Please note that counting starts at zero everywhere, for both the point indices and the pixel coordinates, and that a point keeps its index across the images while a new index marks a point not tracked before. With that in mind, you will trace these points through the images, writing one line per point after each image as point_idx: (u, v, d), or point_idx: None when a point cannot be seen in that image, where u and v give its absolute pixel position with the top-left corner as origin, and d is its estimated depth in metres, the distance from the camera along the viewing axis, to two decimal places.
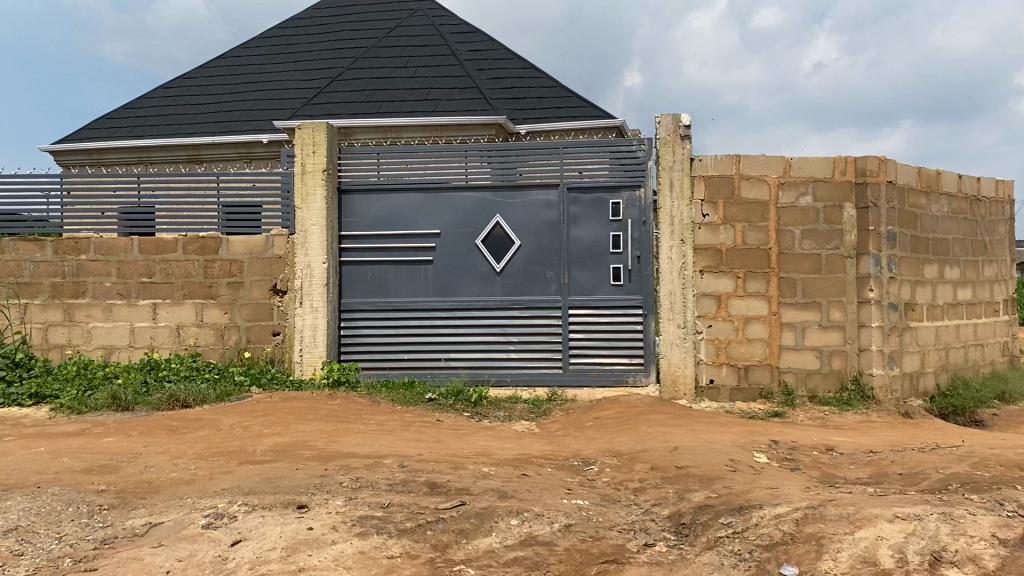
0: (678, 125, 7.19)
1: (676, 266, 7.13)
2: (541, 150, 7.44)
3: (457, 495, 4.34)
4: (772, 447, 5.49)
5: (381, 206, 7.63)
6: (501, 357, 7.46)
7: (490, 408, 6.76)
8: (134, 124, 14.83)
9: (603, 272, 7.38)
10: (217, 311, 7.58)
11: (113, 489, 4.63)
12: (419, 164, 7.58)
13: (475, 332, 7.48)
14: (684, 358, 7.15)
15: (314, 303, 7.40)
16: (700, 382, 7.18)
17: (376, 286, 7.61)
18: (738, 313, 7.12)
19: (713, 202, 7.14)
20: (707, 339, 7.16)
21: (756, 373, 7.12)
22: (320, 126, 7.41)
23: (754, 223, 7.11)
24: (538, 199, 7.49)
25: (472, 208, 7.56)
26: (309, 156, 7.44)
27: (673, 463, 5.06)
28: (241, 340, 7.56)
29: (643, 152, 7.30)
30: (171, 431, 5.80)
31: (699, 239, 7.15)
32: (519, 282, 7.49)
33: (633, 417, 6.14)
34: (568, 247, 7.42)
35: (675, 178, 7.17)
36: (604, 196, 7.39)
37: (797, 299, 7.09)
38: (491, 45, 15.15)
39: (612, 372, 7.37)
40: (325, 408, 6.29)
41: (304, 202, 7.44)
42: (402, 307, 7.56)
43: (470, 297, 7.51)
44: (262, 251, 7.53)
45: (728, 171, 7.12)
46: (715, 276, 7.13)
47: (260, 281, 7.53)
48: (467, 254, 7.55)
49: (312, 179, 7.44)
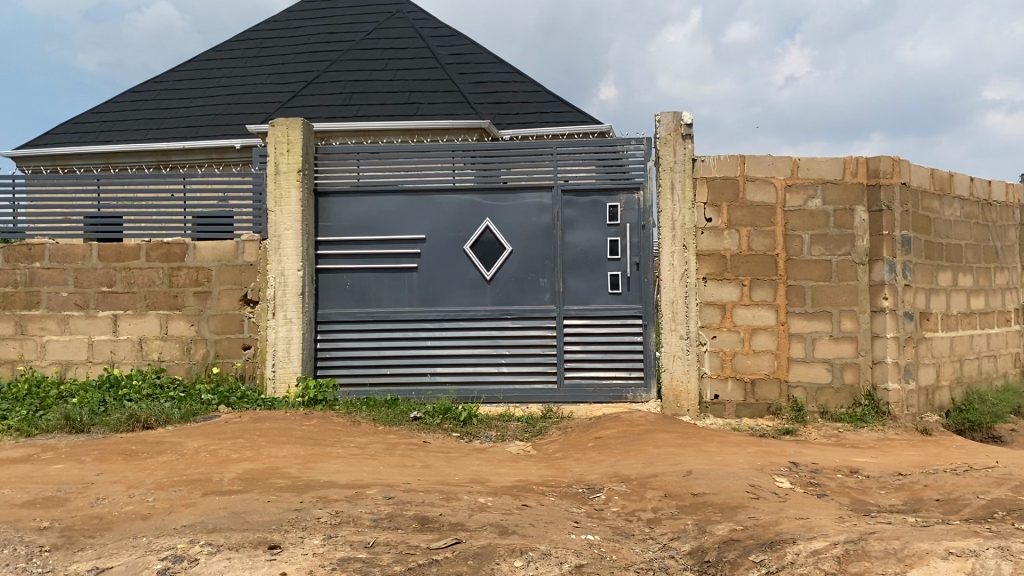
0: (679, 124, 6.71)
1: (678, 273, 6.68)
2: (533, 149, 6.98)
3: (452, 531, 3.83)
4: (793, 469, 5.02)
5: (362, 210, 7.11)
6: (491, 372, 6.93)
7: (481, 428, 6.24)
8: (99, 129, 14.21)
9: (600, 280, 6.90)
10: (183, 322, 7.00)
11: (58, 526, 4.05)
12: (402, 164, 7.08)
13: (463, 345, 6.96)
14: (687, 371, 6.67)
15: (289, 315, 6.83)
16: (704, 397, 6.70)
17: (355, 296, 7.08)
18: (745, 323, 6.66)
19: (717, 206, 6.70)
20: (712, 351, 6.68)
21: (764, 388, 6.66)
22: (295, 122, 6.88)
23: (760, 228, 6.68)
24: (530, 202, 7.01)
25: (460, 212, 7.06)
26: (284, 156, 6.90)
27: (688, 490, 4.58)
28: (209, 355, 6.98)
29: (643, 153, 6.85)
30: (129, 457, 5.22)
31: (701, 244, 6.71)
32: (510, 291, 7.00)
33: (638, 437, 5.65)
34: (562, 253, 6.95)
35: (676, 179, 6.71)
36: (601, 199, 6.93)
37: (807, 308, 6.64)
38: (473, 49, 14.69)
39: (610, 387, 6.86)
40: (301, 429, 5.75)
41: (277, 204, 6.89)
42: (384, 318, 7.02)
43: (457, 307, 7.00)
44: (232, 258, 6.98)
45: (732, 172, 6.69)
46: (719, 284, 6.68)
47: (230, 290, 6.98)
48: (454, 262, 7.04)
49: (286, 180, 6.89)
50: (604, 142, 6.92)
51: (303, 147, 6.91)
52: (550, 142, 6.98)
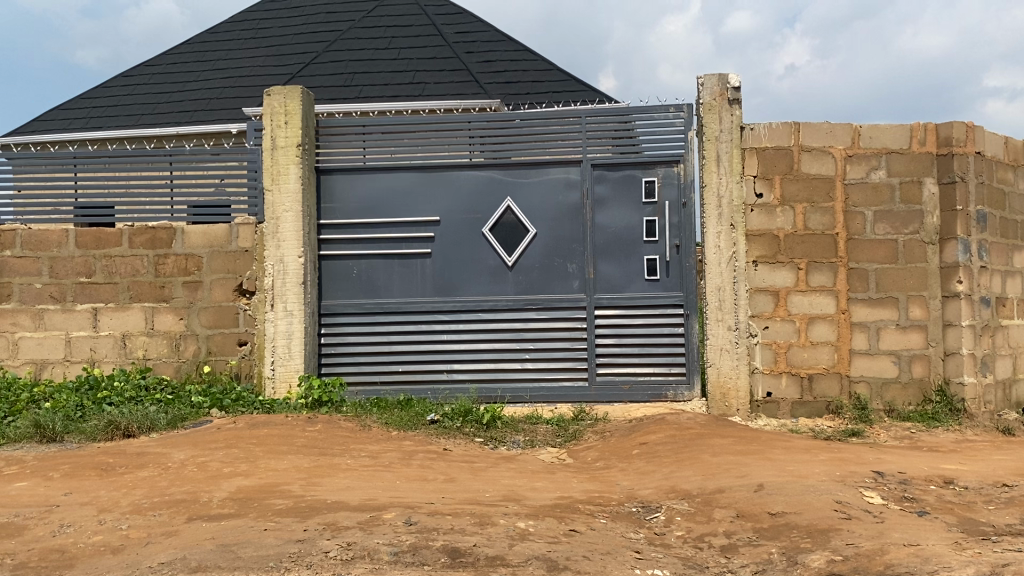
0: (725, 87, 5.99)
1: (725, 256, 5.95)
2: (560, 119, 6.26)
3: (491, 568, 3.09)
4: (879, 481, 4.27)
5: (370, 189, 6.38)
6: (515, 369, 6.19)
7: (507, 431, 5.49)
8: (89, 115, 13.47)
9: (636, 265, 6.16)
10: (171, 316, 6.24)
11: (10, 563, 3.33)
12: (414, 137, 6.34)
13: (484, 339, 6.23)
14: (737, 367, 5.91)
15: (289, 306, 6.06)
16: (756, 396, 5.96)
17: (363, 285, 6.35)
18: (801, 311, 5.95)
19: (768, 179, 5.99)
20: (763, 343, 5.96)
21: (822, 384, 5.94)
22: (294, 91, 6.15)
23: (816, 204, 5.97)
24: (556, 178, 6.27)
25: (479, 190, 6.32)
26: (281, 128, 6.15)
27: (764, 509, 3.84)
28: (201, 352, 6.21)
29: (685, 120, 6.18)
30: (104, 472, 4.49)
31: (751, 223, 5.98)
32: (535, 278, 6.26)
33: (690, 442, 4.93)
34: (592, 235, 6.20)
35: (722, 150, 5.98)
36: (636, 173, 6.19)
37: (870, 295, 5.93)
38: (481, 26, 13.87)
39: (649, 385, 6.11)
40: (303, 436, 5.02)
41: (274, 183, 6.14)
42: (394, 310, 6.30)
43: (476, 297, 6.27)
44: (225, 244, 6.23)
45: (786, 142, 5.98)
46: (772, 267, 5.96)
47: (222, 280, 6.21)
48: (472, 246, 6.30)
49: (284, 156, 6.13)
50: (639, 111, 6.21)
51: (303, 118, 6.16)
52: (579, 111, 6.25)
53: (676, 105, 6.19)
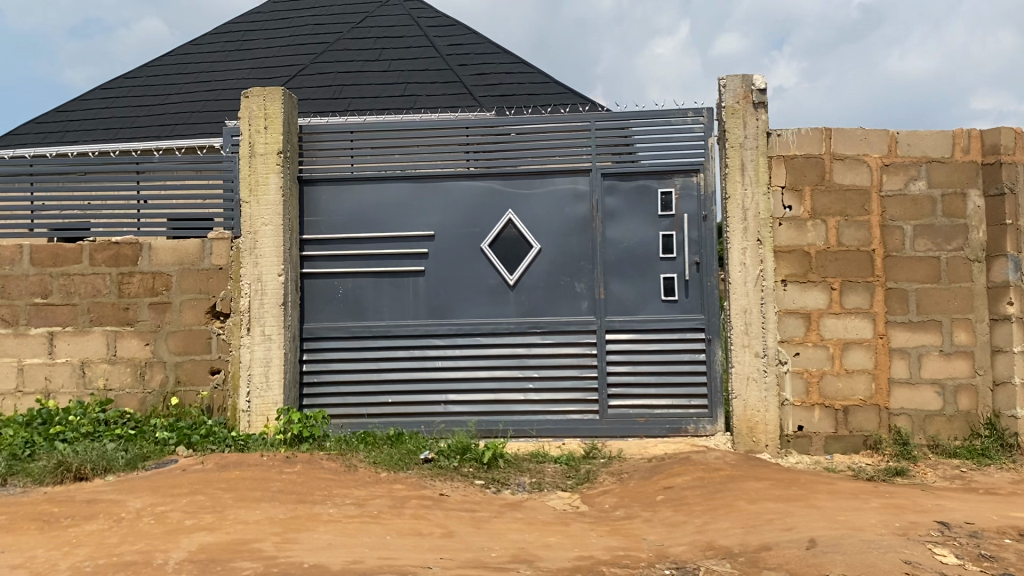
0: (749, 89, 5.45)
1: (751, 275, 5.39)
2: (568, 124, 5.71)
3: None
4: (947, 534, 3.67)
5: (358, 201, 5.80)
6: (518, 400, 5.59)
7: (511, 472, 4.88)
8: (65, 130, 12.87)
9: (651, 284, 5.60)
10: (136, 342, 5.62)
11: None
12: (407, 144, 5.77)
13: (484, 366, 5.62)
14: (765, 399, 5.34)
15: (267, 330, 5.45)
16: (785, 429, 5.38)
17: (349, 306, 5.75)
18: (834, 336, 5.39)
19: (797, 191, 5.44)
20: (794, 371, 5.39)
21: (859, 418, 5.37)
22: (275, 92, 5.57)
23: (850, 217, 5.43)
24: (563, 189, 5.71)
25: (478, 202, 5.75)
26: (260, 134, 5.57)
27: (822, 571, 3.24)
28: (168, 382, 5.58)
29: (704, 126, 5.63)
30: (46, 525, 3.86)
31: (779, 239, 5.42)
32: (539, 299, 5.67)
33: (721, 486, 4.33)
34: (603, 252, 5.64)
35: (747, 158, 5.43)
36: (651, 183, 5.64)
37: (911, 318, 5.38)
38: (474, 39, 13.15)
39: (666, 418, 5.54)
40: (280, 480, 4.40)
41: (252, 193, 5.54)
42: (385, 334, 5.70)
43: (474, 320, 5.68)
44: (196, 261, 5.61)
45: (816, 150, 5.45)
46: (802, 287, 5.40)
47: (193, 301, 5.60)
48: (470, 264, 5.72)
49: (263, 164, 5.54)
50: (654, 116, 5.67)
51: (284, 123, 5.58)
52: (588, 116, 5.71)
53: (695, 109, 5.64)
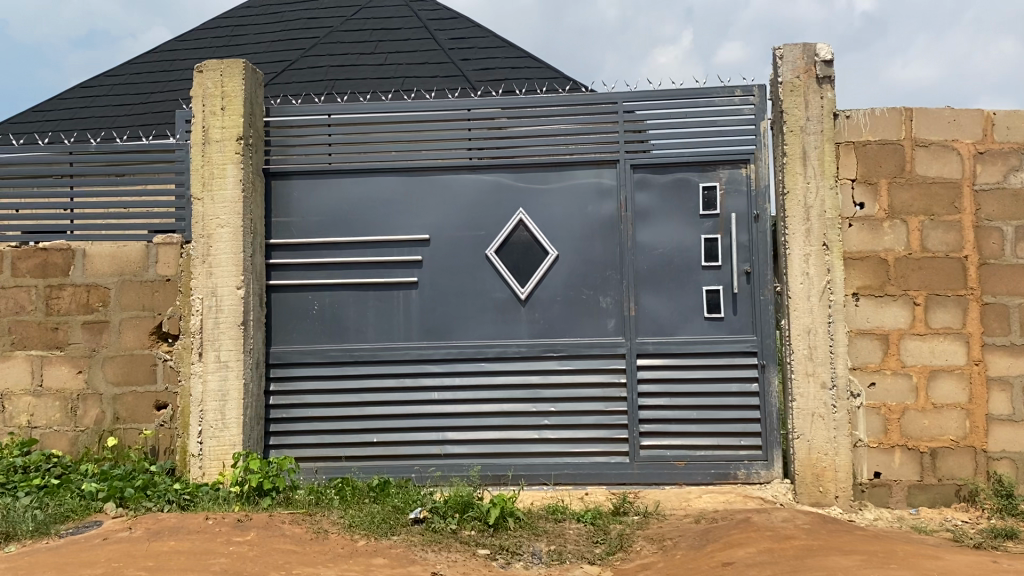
0: (812, 60, 4.48)
1: (816, 287, 4.39)
2: (590, 105, 4.74)
3: None
4: None
5: (336, 198, 4.82)
6: (531, 439, 4.60)
7: (522, 536, 3.88)
8: None
9: (691, 299, 4.61)
10: (65, 369, 4.63)
11: None
12: (396, 129, 4.79)
13: (489, 399, 4.63)
14: (834, 439, 4.35)
15: (223, 356, 4.47)
16: (859, 477, 4.38)
17: (326, 325, 4.76)
18: (919, 362, 4.38)
19: (870, 184, 4.45)
20: (868, 406, 4.39)
21: (950, 463, 4.36)
22: (234, 65, 4.59)
23: (936, 216, 4.43)
24: (585, 183, 4.72)
25: (481, 199, 4.76)
26: (217, 116, 4.59)
27: None
28: (105, 419, 4.59)
29: (756, 107, 4.65)
30: None
31: (849, 243, 4.43)
32: (555, 317, 4.68)
33: (798, 564, 3.32)
34: (633, 259, 4.64)
35: (810, 145, 4.45)
36: (690, 176, 4.66)
37: (1013, 341, 4.38)
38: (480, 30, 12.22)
39: (710, 462, 4.54)
40: (224, 556, 3.40)
41: (206, 189, 4.56)
42: (369, 360, 4.71)
43: (477, 342, 4.68)
44: (140, 271, 4.63)
45: (894, 135, 4.46)
46: (878, 302, 4.40)
47: (135, 320, 4.61)
48: (472, 274, 4.73)
49: (219, 152, 4.57)
50: (694, 95, 4.69)
51: (246, 103, 4.61)
52: (614, 95, 4.73)
53: (744, 86, 4.66)
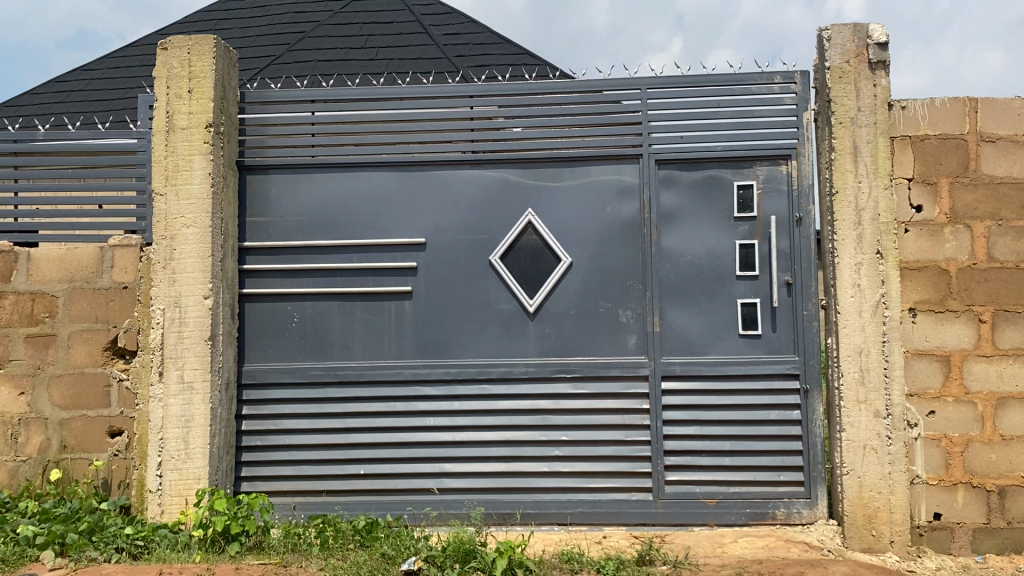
0: (864, 42, 3.93)
1: (868, 301, 3.85)
2: (610, 92, 4.17)
3: None
4: None
5: (320, 195, 4.24)
6: (540, 473, 4.03)
7: None
8: None
9: (723, 313, 4.05)
10: (5, 389, 4.02)
11: None
12: (389, 118, 4.21)
13: (492, 426, 4.06)
14: (889, 476, 3.79)
15: (187, 376, 3.88)
16: (917, 519, 3.82)
17: (306, 340, 4.18)
18: (986, 388, 3.83)
19: (930, 185, 3.90)
20: (927, 438, 3.83)
21: (1020, 503, 3.81)
22: (204, 42, 4.01)
23: (1004, 221, 3.89)
24: (603, 181, 4.16)
25: (485, 198, 4.19)
26: (183, 101, 4.01)
27: None
28: (50, 447, 3.99)
29: (797, 96, 4.11)
30: None
31: (905, 251, 3.88)
32: (568, 333, 4.11)
33: None
34: (657, 267, 4.08)
35: (861, 139, 3.90)
36: (722, 174, 4.11)
37: None
38: None
39: (745, 501, 3.99)
40: None
41: (169, 184, 3.98)
42: (356, 381, 4.13)
43: (478, 361, 4.11)
44: (93, 278, 4.03)
45: (957, 128, 3.92)
46: (938, 319, 3.86)
47: (87, 333, 4.01)
48: (474, 283, 4.16)
49: (184, 142, 3.99)
50: (727, 82, 4.13)
51: (217, 85, 4.03)
52: (638, 82, 4.17)
53: (784, 73, 4.11)
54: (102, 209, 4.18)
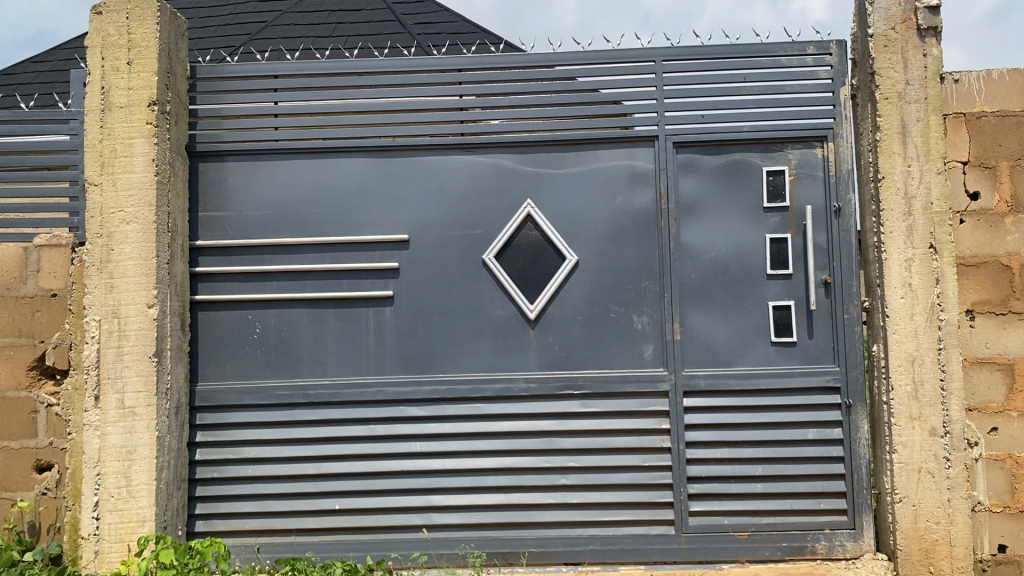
0: (912, 6, 3.42)
1: (922, 302, 3.34)
2: (620, 65, 3.62)
3: None
4: None
5: (284, 185, 3.65)
6: (546, 506, 3.47)
7: None
8: None
9: (753, 318, 3.53)
10: None
11: None
12: (365, 95, 3.64)
13: (488, 452, 3.51)
14: (948, 504, 3.29)
15: (127, 399, 3.27)
16: (980, 552, 3.33)
17: (271, 354, 3.59)
18: None
19: (988, 169, 3.41)
20: (990, 459, 3.34)
21: None
22: (145, 3, 3.41)
23: None
24: (613, 167, 3.62)
25: (477, 188, 3.63)
26: (120, 74, 3.40)
27: None
28: None
29: (833, 70, 3.59)
30: None
31: (961, 245, 3.39)
32: (574, 343, 3.56)
33: None
34: (677, 266, 3.55)
35: (910, 116, 3.40)
36: (750, 158, 3.59)
37: None
38: None
39: (782, 533, 3.46)
40: None
41: (104, 172, 3.37)
42: (330, 401, 3.55)
43: (471, 375, 3.55)
44: (14, 284, 3.40)
45: (1017, 104, 3.43)
46: (999, 323, 3.37)
47: (8, 351, 3.39)
48: (465, 286, 3.60)
49: (122, 122, 3.38)
50: (753, 53, 3.61)
51: (161, 55, 3.43)
52: (651, 53, 3.63)
53: (818, 42, 3.60)
54: (28, 202, 3.56)
